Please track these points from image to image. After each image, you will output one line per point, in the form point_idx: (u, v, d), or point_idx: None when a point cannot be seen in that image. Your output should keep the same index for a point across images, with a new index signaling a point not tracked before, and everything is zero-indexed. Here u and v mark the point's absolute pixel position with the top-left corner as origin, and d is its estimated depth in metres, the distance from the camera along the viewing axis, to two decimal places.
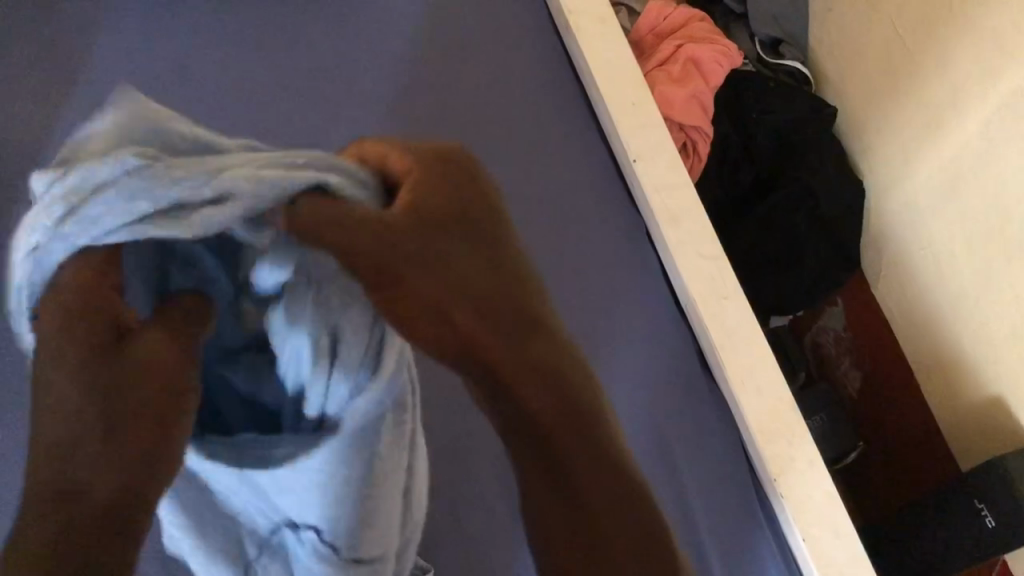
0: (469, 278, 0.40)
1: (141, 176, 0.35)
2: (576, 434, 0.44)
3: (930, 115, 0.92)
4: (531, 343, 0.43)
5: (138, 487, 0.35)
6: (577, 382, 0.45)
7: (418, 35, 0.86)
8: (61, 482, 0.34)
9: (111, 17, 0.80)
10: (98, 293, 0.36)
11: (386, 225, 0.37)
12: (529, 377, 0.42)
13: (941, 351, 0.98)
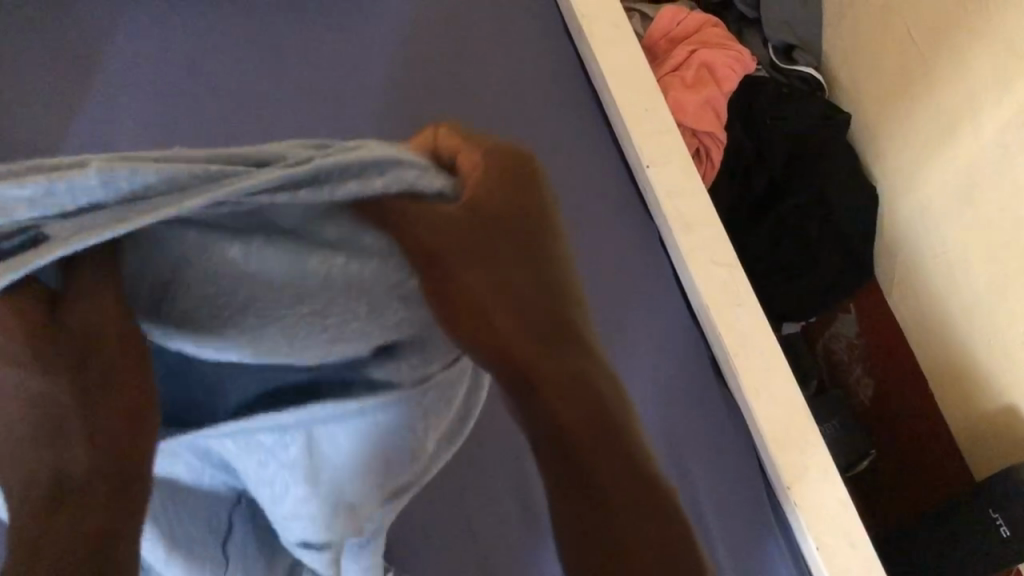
0: (516, 279, 0.41)
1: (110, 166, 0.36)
2: (598, 440, 0.43)
3: (945, 122, 0.92)
4: (555, 349, 0.42)
5: (103, 483, 0.40)
6: (602, 394, 0.43)
7: (429, 40, 0.86)
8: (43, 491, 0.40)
9: (121, 24, 0.81)
10: (36, 315, 0.40)
11: (442, 220, 0.39)
12: (554, 389, 0.42)
13: (954, 359, 0.97)
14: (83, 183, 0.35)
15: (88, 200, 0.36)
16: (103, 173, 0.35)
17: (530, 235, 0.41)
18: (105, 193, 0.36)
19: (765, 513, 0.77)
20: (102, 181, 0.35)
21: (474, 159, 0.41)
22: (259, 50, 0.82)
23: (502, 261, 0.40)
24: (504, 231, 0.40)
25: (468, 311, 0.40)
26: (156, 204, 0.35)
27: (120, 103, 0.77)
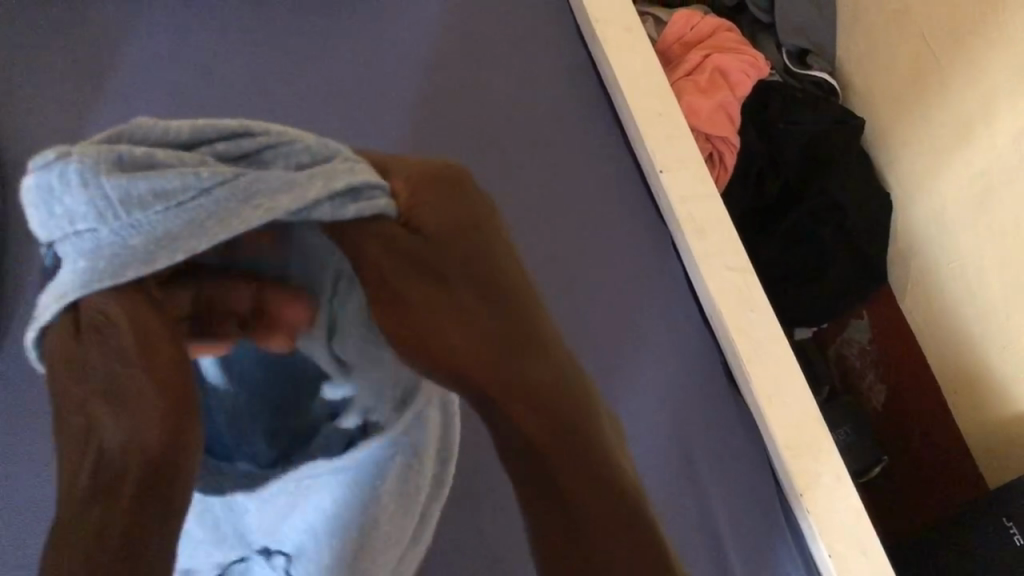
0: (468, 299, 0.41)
1: (102, 189, 0.35)
2: (574, 457, 0.41)
3: (962, 126, 0.91)
4: (529, 352, 0.42)
5: (149, 495, 0.37)
6: (578, 413, 0.42)
7: (442, 43, 0.87)
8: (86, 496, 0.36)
9: (143, 38, 0.84)
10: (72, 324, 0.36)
11: (384, 240, 0.40)
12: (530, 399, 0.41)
13: (967, 365, 0.97)
14: (78, 206, 0.35)
15: (85, 223, 0.35)
16: (93, 191, 0.35)
17: (484, 251, 0.42)
18: (103, 218, 0.35)
19: (778, 519, 0.77)
20: (102, 208, 0.35)
21: (403, 185, 0.43)
22: (275, 57, 0.84)
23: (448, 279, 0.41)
24: (450, 250, 0.41)
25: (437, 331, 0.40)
26: (160, 230, 0.36)
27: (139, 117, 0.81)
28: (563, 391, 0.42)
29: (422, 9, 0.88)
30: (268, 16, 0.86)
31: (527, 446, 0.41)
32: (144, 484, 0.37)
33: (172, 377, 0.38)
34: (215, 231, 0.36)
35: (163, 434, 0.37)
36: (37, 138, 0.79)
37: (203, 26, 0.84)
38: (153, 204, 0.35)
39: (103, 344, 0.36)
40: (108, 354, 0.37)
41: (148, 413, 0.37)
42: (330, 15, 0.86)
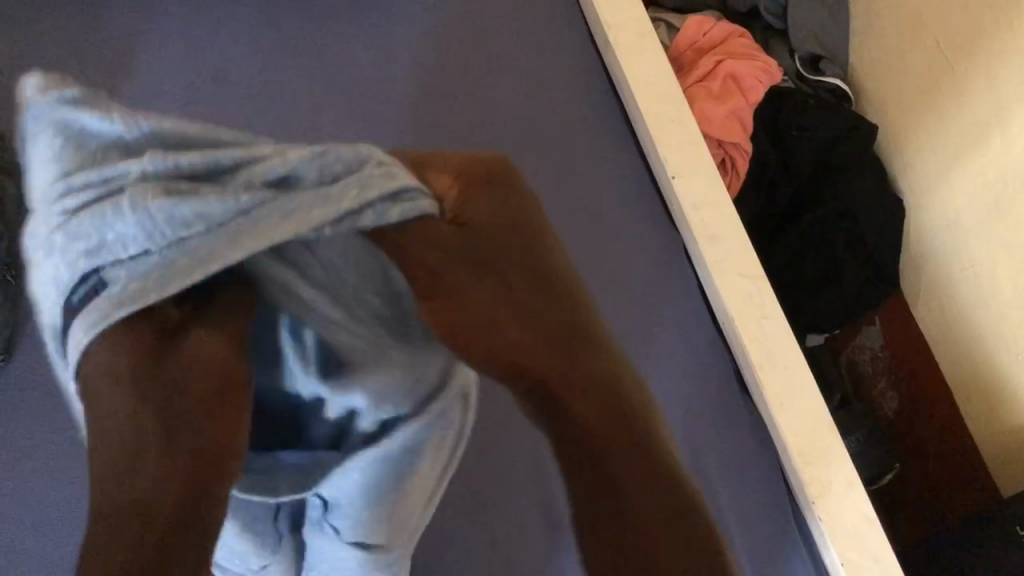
0: (516, 292, 0.44)
1: (139, 207, 0.38)
2: (625, 448, 0.42)
3: (975, 134, 0.91)
4: (569, 334, 0.45)
5: (200, 488, 0.37)
6: (630, 402, 0.44)
7: (454, 49, 0.87)
8: (137, 496, 0.36)
9: (152, 35, 0.83)
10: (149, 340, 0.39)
11: (439, 236, 0.45)
12: (575, 380, 0.43)
13: (981, 373, 0.96)
14: (128, 231, 0.38)
15: (134, 247, 0.39)
16: (136, 212, 0.38)
17: (526, 244, 0.46)
18: (147, 239, 0.39)
19: (788, 525, 0.77)
20: (143, 226, 0.38)
21: (450, 183, 0.48)
22: (285, 57, 0.84)
23: (496, 266, 0.45)
24: (502, 236, 0.46)
25: (482, 321, 0.43)
26: (199, 244, 0.40)
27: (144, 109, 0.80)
28: (613, 386, 0.44)
29: (434, 13, 0.88)
30: (279, 16, 0.85)
31: (580, 438, 0.42)
32: (185, 489, 0.37)
33: (224, 407, 0.39)
34: (250, 242, 0.40)
35: (207, 457, 0.38)
36: None
37: (211, 20, 0.84)
38: (193, 221, 0.39)
39: (164, 368, 0.39)
40: (180, 355, 0.39)
41: (192, 436, 0.38)
42: (341, 16, 0.86)
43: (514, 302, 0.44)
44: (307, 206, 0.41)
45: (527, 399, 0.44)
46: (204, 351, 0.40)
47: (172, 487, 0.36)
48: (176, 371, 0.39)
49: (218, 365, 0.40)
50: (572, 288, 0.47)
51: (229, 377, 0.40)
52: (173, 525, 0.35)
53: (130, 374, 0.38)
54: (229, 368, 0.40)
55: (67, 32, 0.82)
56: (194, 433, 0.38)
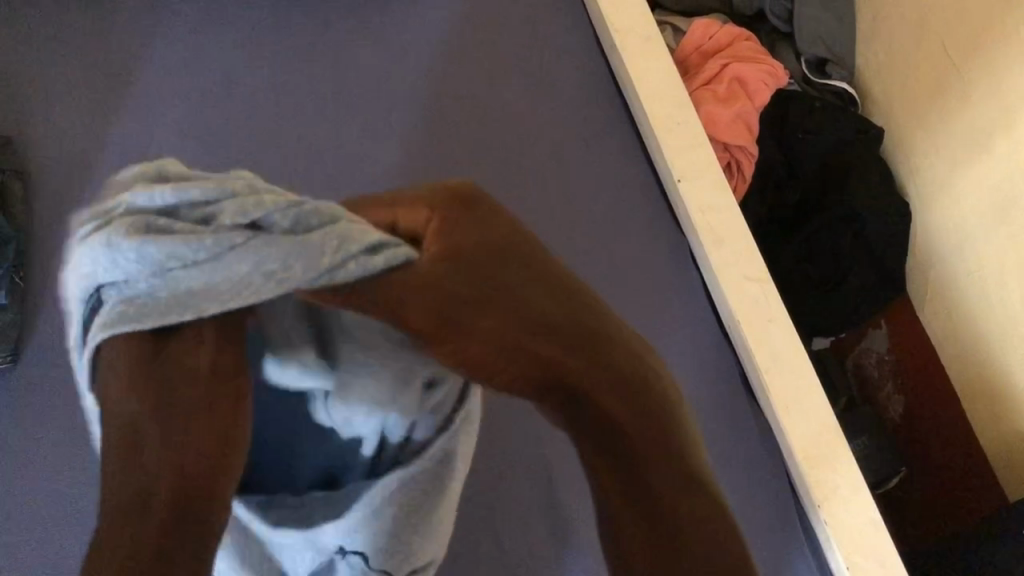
0: (534, 305, 0.40)
1: (119, 246, 0.38)
2: (659, 447, 0.42)
3: (981, 137, 0.91)
4: (601, 351, 0.42)
5: (198, 507, 0.38)
6: (658, 391, 0.44)
7: (460, 60, 0.89)
8: (141, 506, 0.37)
9: (165, 48, 0.86)
10: (152, 368, 0.39)
11: (432, 272, 0.40)
12: (617, 396, 0.42)
13: (988, 376, 0.96)
14: (110, 266, 0.39)
15: (120, 278, 0.39)
16: (117, 251, 0.38)
17: (527, 257, 0.42)
18: (130, 273, 0.39)
19: (794, 530, 0.77)
20: (126, 262, 0.38)
21: (426, 210, 0.43)
22: (295, 69, 0.86)
23: (509, 293, 0.40)
24: (501, 264, 0.41)
25: (529, 361, 0.40)
26: (176, 282, 0.39)
27: (158, 114, 0.83)
28: (642, 381, 0.43)
29: (441, 26, 0.90)
30: (289, 30, 0.88)
31: (627, 452, 0.42)
32: (177, 501, 0.37)
33: (218, 419, 0.39)
34: (225, 291, 0.38)
35: (199, 470, 0.38)
36: (57, 142, 0.81)
37: (225, 35, 0.87)
38: (170, 261, 0.38)
39: (164, 370, 0.39)
40: (180, 393, 0.39)
41: (181, 450, 0.38)
42: (351, 30, 0.89)
43: (540, 332, 0.40)
44: (282, 257, 0.38)
45: (566, 412, 0.42)
46: (202, 385, 0.39)
47: (160, 503, 0.37)
48: (171, 374, 0.39)
49: (209, 374, 0.39)
50: (576, 285, 0.43)
51: (224, 385, 0.40)
52: (161, 537, 0.36)
53: (130, 385, 0.38)
54: (223, 378, 0.40)
55: (83, 44, 0.85)
56: (186, 446, 0.38)
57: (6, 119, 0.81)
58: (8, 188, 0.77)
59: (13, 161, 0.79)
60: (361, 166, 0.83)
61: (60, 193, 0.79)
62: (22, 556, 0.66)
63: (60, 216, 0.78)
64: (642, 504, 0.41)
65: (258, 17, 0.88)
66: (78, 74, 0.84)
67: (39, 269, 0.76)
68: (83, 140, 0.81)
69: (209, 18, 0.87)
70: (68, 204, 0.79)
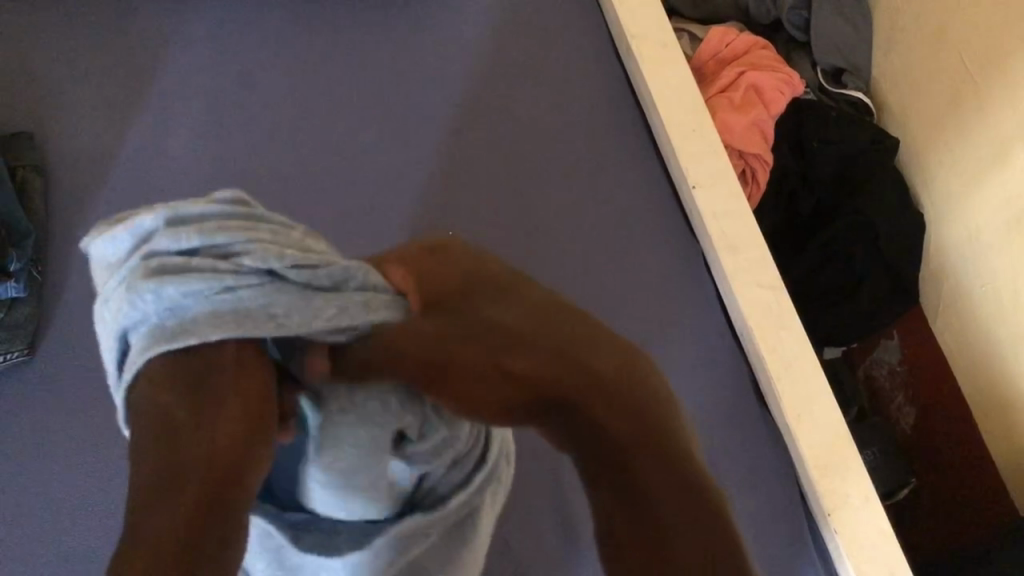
0: (504, 324, 0.54)
1: (144, 287, 0.43)
2: (654, 452, 0.49)
3: (997, 150, 0.91)
4: (535, 348, 0.53)
5: (220, 493, 0.40)
6: (644, 395, 0.52)
7: (476, 64, 0.89)
8: (168, 477, 0.40)
9: (184, 49, 0.86)
10: (200, 366, 0.43)
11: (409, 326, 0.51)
12: (577, 384, 0.52)
13: (999, 391, 0.96)
14: (134, 305, 0.43)
15: (138, 310, 0.43)
16: (142, 290, 0.43)
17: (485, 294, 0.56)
18: (148, 310, 0.43)
19: (804, 540, 0.77)
20: (143, 301, 0.43)
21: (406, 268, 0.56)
22: (313, 71, 0.87)
23: (484, 320, 0.53)
24: (467, 304, 0.54)
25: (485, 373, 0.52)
26: (192, 315, 0.43)
27: (177, 113, 0.83)
28: (627, 378, 0.53)
29: (457, 31, 0.91)
30: (307, 32, 0.88)
31: (615, 449, 0.49)
32: (203, 508, 0.40)
33: (244, 423, 0.43)
34: (239, 324, 0.43)
35: (226, 475, 0.41)
36: (76, 139, 0.82)
37: (244, 37, 0.87)
38: (186, 298, 0.43)
39: (195, 366, 0.43)
40: (219, 388, 0.43)
41: (206, 452, 0.41)
42: (367, 34, 0.89)
43: (512, 350, 0.52)
44: (301, 308, 0.45)
45: (555, 425, 0.52)
46: (229, 389, 0.43)
47: (189, 507, 0.39)
48: (205, 372, 0.43)
49: (235, 381, 0.43)
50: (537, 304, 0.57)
51: (250, 381, 0.44)
52: (191, 543, 0.38)
53: (164, 395, 0.42)
54: (246, 374, 0.44)
55: (104, 43, 0.86)
56: (214, 449, 0.41)
57: (29, 116, 0.82)
58: (28, 183, 0.78)
59: (32, 157, 0.80)
60: (376, 167, 0.83)
61: (79, 188, 0.80)
62: (33, 555, 0.66)
63: (78, 211, 0.79)
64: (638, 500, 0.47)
65: (276, 20, 0.89)
66: (99, 72, 0.85)
67: (56, 262, 0.77)
68: (103, 137, 0.82)
69: (227, 20, 0.88)
70: (87, 199, 0.80)
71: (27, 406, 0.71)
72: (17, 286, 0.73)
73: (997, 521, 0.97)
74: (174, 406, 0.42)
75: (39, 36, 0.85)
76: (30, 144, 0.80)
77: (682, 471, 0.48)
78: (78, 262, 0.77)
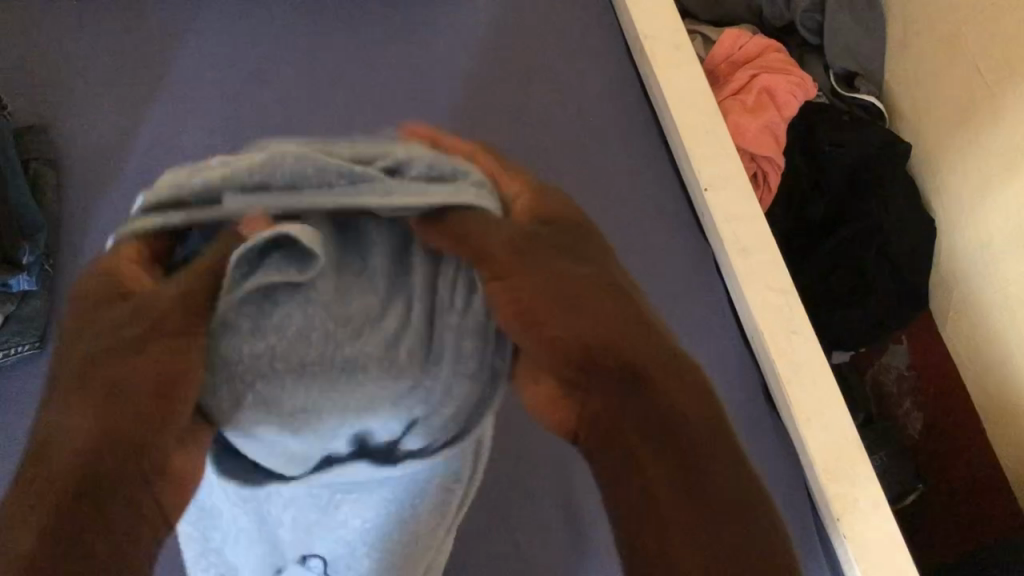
0: (587, 255, 0.44)
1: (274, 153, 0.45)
2: (704, 448, 0.40)
3: (1010, 156, 0.91)
4: (612, 284, 0.43)
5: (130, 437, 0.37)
6: (689, 382, 0.42)
7: (488, 62, 0.89)
8: (61, 425, 0.37)
9: (197, 43, 0.86)
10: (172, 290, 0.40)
11: (486, 231, 0.43)
12: (655, 369, 0.41)
13: (1008, 398, 0.96)
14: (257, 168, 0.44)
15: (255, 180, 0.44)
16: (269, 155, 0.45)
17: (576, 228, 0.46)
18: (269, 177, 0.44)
19: (814, 544, 0.77)
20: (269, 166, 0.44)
21: (521, 188, 0.48)
22: (325, 67, 0.87)
23: (568, 249, 0.44)
24: (566, 233, 0.45)
25: (559, 290, 0.40)
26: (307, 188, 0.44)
27: (189, 106, 0.84)
28: (678, 363, 0.42)
29: (470, 28, 0.91)
30: (320, 27, 0.88)
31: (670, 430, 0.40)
32: (81, 474, 0.36)
33: (154, 366, 0.38)
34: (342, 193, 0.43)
35: (104, 437, 0.37)
36: (87, 132, 0.82)
37: (258, 31, 0.87)
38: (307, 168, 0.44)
39: (133, 294, 0.40)
40: (150, 300, 0.40)
41: (105, 392, 0.37)
42: (379, 29, 0.89)
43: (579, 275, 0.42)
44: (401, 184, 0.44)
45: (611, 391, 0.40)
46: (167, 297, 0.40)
47: (68, 460, 0.36)
48: (144, 304, 0.39)
49: (167, 309, 0.39)
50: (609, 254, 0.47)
51: (180, 307, 0.40)
52: (47, 528, 0.35)
53: (95, 325, 0.39)
54: (190, 303, 0.40)
55: (117, 36, 0.86)
56: (73, 434, 0.37)
57: (42, 108, 0.82)
58: (40, 177, 0.78)
59: (44, 149, 0.80)
60: None
61: (93, 181, 0.80)
62: None
63: (90, 204, 0.79)
64: (701, 500, 0.39)
65: (289, 14, 0.88)
66: (111, 65, 0.85)
67: (67, 255, 0.77)
68: (115, 131, 0.82)
69: (242, 16, 0.88)
70: (100, 191, 0.80)
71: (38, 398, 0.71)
72: (29, 280, 0.73)
73: (1007, 531, 0.96)
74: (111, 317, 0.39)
75: (52, 29, 0.85)
76: (42, 138, 0.80)
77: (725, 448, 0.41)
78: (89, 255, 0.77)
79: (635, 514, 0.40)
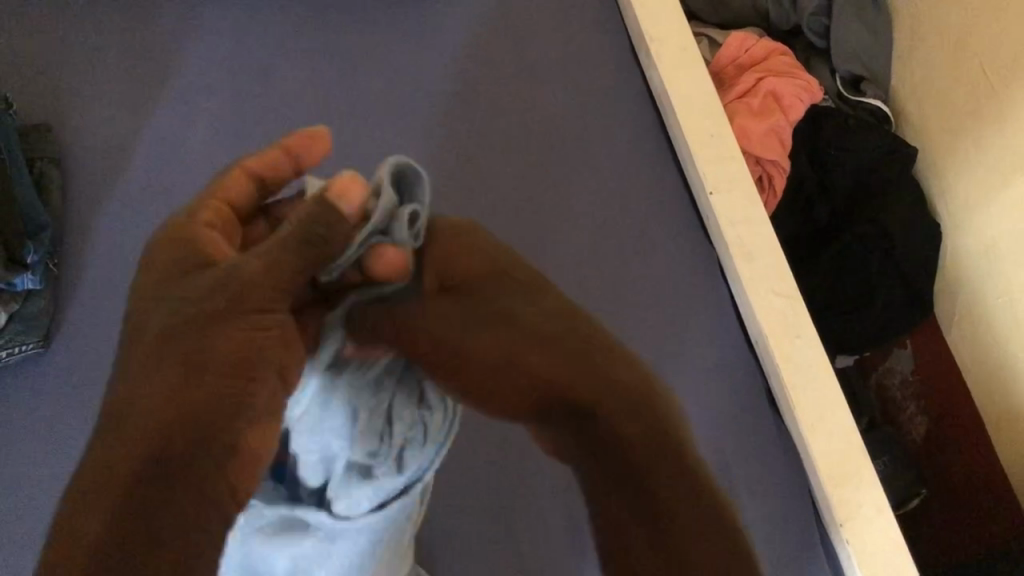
0: (546, 331, 0.52)
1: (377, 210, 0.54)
2: (653, 455, 0.49)
3: (1017, 160, 0.90)
4: (559, 345, 0.51)
5: (218, 400, 0.45)
6: (648, 410, 0.51)
7: (493, 62, 0.89)
8: (130, 397, 0.45)
9: (202, 41, 0.86)
10: (259, 266, 0.48)
11: (483, 349, 0.52)
12: (593, 399, 0.50)
13: (1013, 403, 0.95)
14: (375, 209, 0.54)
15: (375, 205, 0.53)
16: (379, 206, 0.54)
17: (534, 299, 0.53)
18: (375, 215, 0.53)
19: (814, 549, 0.77)
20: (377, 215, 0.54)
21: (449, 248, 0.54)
22: (329, 67, 0.87)
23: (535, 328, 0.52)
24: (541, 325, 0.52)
25: (519, 377, 0.51)
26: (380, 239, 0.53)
27: (194, 106, 0.84)
28: (645, 390, 0.51)
29: (474, 28, 0.91)
30: (325, 27, 0.88)
31: (620, 444, 0.49)
32: (165, 433, 0.44)
33: (242, 333, 0.47)
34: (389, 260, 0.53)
35: (185, 399, 0.44)
36: (92, 130, 0.82)
37: (262, 30, 0.87)
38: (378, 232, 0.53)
39: (203, 275, 0.48)
40: (232, 272, 0.48)
41: (196, 349, 0.46)
42: (383, 28, 0.89)
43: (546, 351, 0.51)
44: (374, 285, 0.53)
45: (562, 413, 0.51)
46: (251, 271, 0.48)
47: (155, 420, 0.44)
48: (225, 280, 0.47)
49: (261, 274, 0.48)
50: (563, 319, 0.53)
51: (259, 272, 0.48)
52: (117, 509, 0.42)
53: (168, 303, 0.48)
54: (275, 280, 0.48)
55: (122, 34, 0.86)
56: (157, 403, 0.44)
57: (47, 106, 0.82)
58: (45, 177, 0.78)
59: (50, 148, 0.80)
60: None
61: (97, 179, 0.80)
62: None
63: (94, 203, 0.79)
64: (642, 504, 0.49)
65: (294, 14, 0.88)
66: (115, 63, 0.85)
67: (71, 254, 0.77)
68: (120, 129, 0.82)
69: (249, 17, 0.88)
70: (104, 189, 0.80)
71: (43, 398, 0.72)
72: (34, 279, 0.73)
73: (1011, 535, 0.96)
74: (184, 293, 0.48)
75: (57, 26, 0.85)
76: (47, 136, 0.80)
77: (687, 469, 0.50)
78: (93, 253, 0.77)
79: (605, 530, 0.50)
